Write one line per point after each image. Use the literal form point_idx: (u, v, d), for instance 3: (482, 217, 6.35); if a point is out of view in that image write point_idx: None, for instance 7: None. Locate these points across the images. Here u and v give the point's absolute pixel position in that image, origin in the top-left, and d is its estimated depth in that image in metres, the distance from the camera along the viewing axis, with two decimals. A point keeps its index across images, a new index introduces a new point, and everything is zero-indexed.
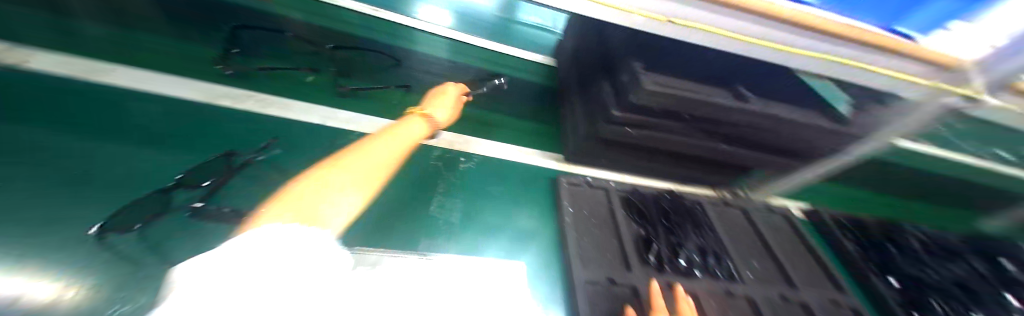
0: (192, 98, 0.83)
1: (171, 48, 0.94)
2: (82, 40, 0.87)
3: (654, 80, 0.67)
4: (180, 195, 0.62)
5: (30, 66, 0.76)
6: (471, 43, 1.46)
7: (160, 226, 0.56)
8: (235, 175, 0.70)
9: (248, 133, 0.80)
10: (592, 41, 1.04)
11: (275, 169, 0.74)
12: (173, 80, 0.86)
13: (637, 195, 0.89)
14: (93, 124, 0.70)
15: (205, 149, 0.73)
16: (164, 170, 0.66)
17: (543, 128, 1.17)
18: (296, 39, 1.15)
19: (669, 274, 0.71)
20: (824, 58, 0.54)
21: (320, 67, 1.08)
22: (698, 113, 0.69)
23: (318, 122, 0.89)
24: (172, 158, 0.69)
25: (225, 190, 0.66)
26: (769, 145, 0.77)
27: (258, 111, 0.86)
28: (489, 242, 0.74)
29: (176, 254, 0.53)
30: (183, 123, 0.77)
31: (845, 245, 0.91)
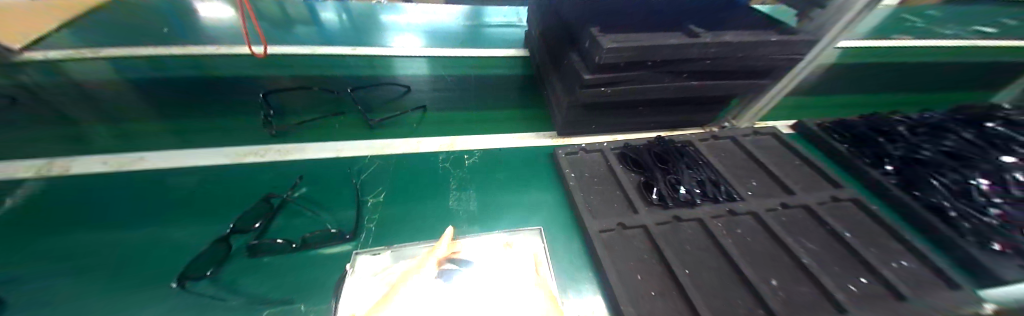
0: (214, 163, 0.93)
1: (183, 124, 1.05)
2: (107, 139, 0.98)
3: (612, 39, 0.74)
4: (237, 239, 0.73)
5: (74, 172, 0.87)
6: (446, 54, 1.57)
7: (230, 268, 0.68)
8: (277, 215, 0.80)
9: (268, 179, 0.89)
10: (552, 21, 1.12)
11: (307, 201, 0.84)
12: (193, 152, 0.96)
13: (630, 149, 0.96)
14: (142, 205, 0.81)
15: (241, 200, 0.83)
16: (214, 224, 0.77)
17: (529, 111, 1.25)
18: (319, 90, 1.25)
19: (673, 208, 0.78)
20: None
21: (346, 109, 1.19)
22: (659, 58, 0.76)
23: (331, 155, 0.99)
24: (217, 213, 0.80)
25: (272, 229, 0.77)
26: (733, 71, 0.82)
27: (278, 158, 0.96)
28: (507, 220, 0.82)
29: (248, 286, 0.65)
30: (214, 183, 0.87)
31: (834, 146, 0.96)
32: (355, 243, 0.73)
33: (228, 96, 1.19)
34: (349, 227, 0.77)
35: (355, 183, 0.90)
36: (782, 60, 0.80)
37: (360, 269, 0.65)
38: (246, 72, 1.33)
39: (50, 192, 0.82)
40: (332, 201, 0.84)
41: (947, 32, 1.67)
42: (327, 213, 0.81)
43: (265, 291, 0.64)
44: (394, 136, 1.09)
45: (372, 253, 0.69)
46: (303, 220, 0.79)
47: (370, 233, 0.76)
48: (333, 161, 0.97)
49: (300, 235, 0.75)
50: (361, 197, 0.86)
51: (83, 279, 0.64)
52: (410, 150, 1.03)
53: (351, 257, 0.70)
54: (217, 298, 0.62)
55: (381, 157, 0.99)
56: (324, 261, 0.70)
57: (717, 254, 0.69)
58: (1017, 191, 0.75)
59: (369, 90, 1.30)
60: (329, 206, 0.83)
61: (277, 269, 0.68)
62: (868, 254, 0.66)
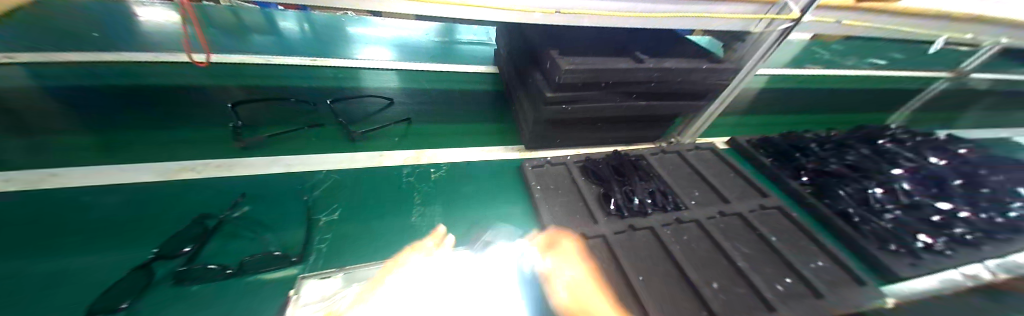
0: (147, 180, 0.85)
1: (112, 137, 0.95)
2: (11, 153, 0.85)
3: (568, 61, 0.81)
4: (159, 268, 0.66)
5: None
6: (417, 68, 1.58)
7: (152, 299, 0.60)
8: (212, 237, 0.73)
9: (209, 197, 0.83)
10: (517, 42, 1.19)
11: (253, 221, 0.78)
12: (124, 168, 0.87)
13: (592, 162, 1.01)
14: (48, 228, 0.70)
15: (174, 221, 0.75)
16: (138, 248, 0.69)
17: (498, 125, 1.28)
18: (296, 101, 1.24)
19: (628, 218, 0.84)
20: (676, 15, 0.70)
21: (325, 121, 1.18)
22: (611, 79, 0.83)
23: (284, 171, 0.94)
24: (143, 235, 0.72)
25: (207, 253, 0.70)
26: (677, 92, 0.92)
27: (225, 173, 0.90)
28: (472, 234, 0.82)
29: None
30: (143, 203, 0.79)
31: (762, 161, 1.09)
32: (303, 265, 0.69)
33: (172, 107, 1.11)
34: (297, 249, 0.73)
35: (307, 200, 0.86)
36: (716, 84, 0.92)
37: (305, 294, 0.60)
38: (191, 82, 1.24)
39: None
40: (282, 220, 0.80)
41: (850, 63, 2.00)
42: (273, 235, 0.75)
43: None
44: (358, 150, 1.06)
45: (320, 277, 0.65)
46: (243, 242, 0.73)
47: (321, 255, 0.72)
48: (284, 177, 0.92)
49: (239, 259, 0.69)
50: (314, 216, 0.81)
51: None
52: (371, 163, 1.01)
53: (296, 282, 0.65)
54: None
55: (343, 172, 0.96)
56: (266, 287, 0.64)
57: (668, 260, 0.75)
58: (904, 197, 0.89)
59: (349, 103, 1.31)
60: (278, 225, 0.78)
61: (209, 300, 0.61)
62: (791, 257, 0.75)
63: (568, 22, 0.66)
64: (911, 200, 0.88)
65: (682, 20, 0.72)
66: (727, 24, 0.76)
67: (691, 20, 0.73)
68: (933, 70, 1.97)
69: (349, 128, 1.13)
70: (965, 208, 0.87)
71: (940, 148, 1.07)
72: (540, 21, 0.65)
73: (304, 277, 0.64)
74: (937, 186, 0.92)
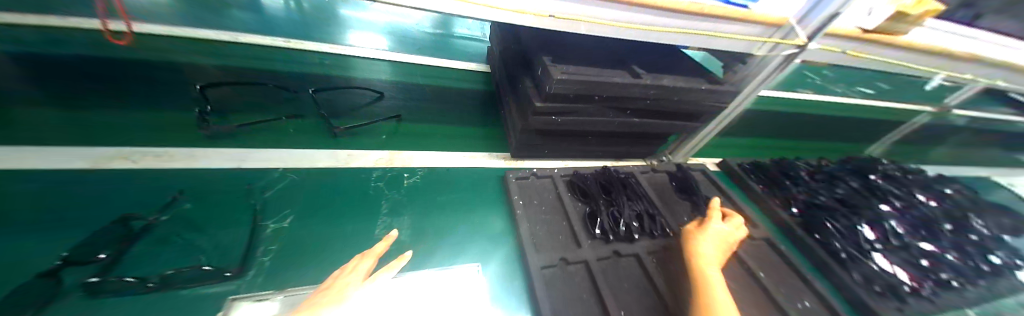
0: (74, 168, 0.74)
1: (43, 115, 0.84)
2: None
3: (561, 70, 0.75)
4: (71, 277, 0.57)
5: None
6: (405, 61, 1.49)
7: (60, 312, 0.52)
8: (136, 243, 0.65)
9: (148, 194, 0.74)
10: (510, 43, 1.13)
11: (189, 225, 0.71)
12: (52, 150, 0.76)
13: (578, 177, 0.96)
14: None
15: (95, 219, 0.66)
16: (44, 250, 0.59)
17: (486, 130, 1.22)
18: (274, 88, 1.15)
19: (612, 242, 0.79)
20: (678, 31, 0.65)
21: (306, 112, 1.10)
22: (604, 93, 0.78)
23: (230, 167, 0.85)
24: (57, 235, 0.62)
25: (128, 261, 0.62)
26: (671, 112, 0.88)
27: (167, 165, 0.80)
28: (436, 250, 0.76)
29: None
30: (67, 195, 0.69)
31: (752, 186, 1.08)
32: (242, 282, 0.63)
33: (120, 84, 0.99)
34: (233, 262, 0.66)
35: (255, 202, 0.78)
36: (710, 107, 0.89)
37: None
38: (148, 57, 1.13)
39: None
40: (223, 224, 0.73)
41: (840, 90, 2.02)
42: (209, 242, 0.69)
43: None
44: (330, 148, 0.99)
45: (255, 299, 0.61)
46: (178, 250, 0.66)
47: (263, 270, 0.66)
48: (236, 174, 0.83)
49: (164, 270, 0.62)
50: (260, 222, 0.74)
51: None
52: (338, 164, 0.93)
53: (226, 303, 0.59)
54: None
55: (305, 172, 0.88)
56: (195, 301, 0.58)
57: (651, 292, 0.71)
58: (895, 240, 0.88)
59: (335, 93, 1.22)
60: (220, 234, 0.71)
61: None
62: (778, 296, 0.73)
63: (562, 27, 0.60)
64: (901, 241, 0.88)
65: (685, 36, 0.67)
66: (730, 43, 0.72)
67: (694, 38, 0.68)
68: (918, 102, 2.01)
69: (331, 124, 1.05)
70: (951, 252, 0.87)
71: (927, 187, 1.08)
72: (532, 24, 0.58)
73: (236, 299, 0.59)
74: (926, 228, 0.93)
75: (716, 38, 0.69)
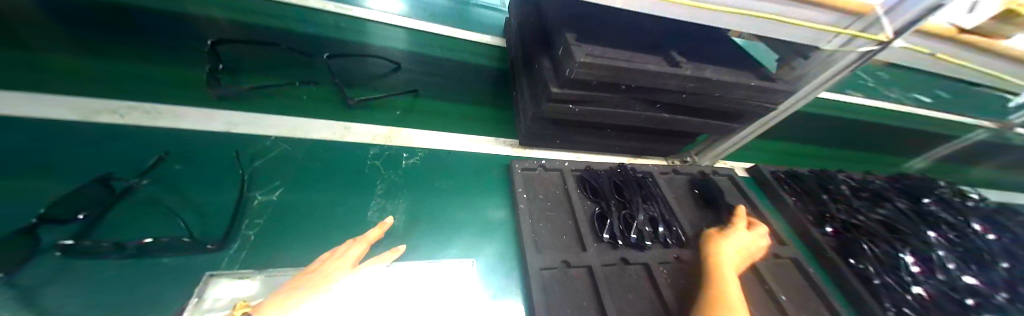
0: (53, 117, 0.70)
1: (34, 58, 0.79)
2: None
3: (586, 52, 0.65)
4: (49, 235, 0.54)
5: None
6: (419, 28, 1.37)
7: (38, 273, 0.49)
8: (116, 206, 0.61)
9: (130, 154, 0.70)
10: (530, 16, 1.01)
11: (175, 191, 0.67)
12: (39, 97, 0.72)
13: (590, 173, 0.88)
14: None
15: (76, 177, 0.63)
16: (19, 204, 0.56)
17: (498, 112, 1.13)
18: (287, 49, 1.08)
19: (621, 248, 0.72)
20: (737, 13, 0.53)
21: (320, 78, 1.03)
22: (634, 82, 0.68)
23: (221, 130, 0.80)
24: (36, 190, 0.59)
25: (109, 224, 0.58)
26: (704, 109, 0.79)
27: (150, 124, 0.75)
28: (427, 239, 0.70)
29: (46, 303, 0.46)
30: (51, 148, 0.65)
31: (783, 198, 0.99)
32: (223, 256, 0.58)
33: (117, 32, 0.94)
34: (215, 234, 0.62)
35: (242, 171, 0.73)
36: (749, 107, 0.79)
37: (213, 296, 0.52)
38: (146, 5, 1.06)
39: None
40: (209, 192, 0.68)
41: (894, 97, 1.82)
42: (193, 210, 0.65)
43: (64, 311, 0.46)
44: (331, 118, 0.92)
45: (235, 277, 0.56)
46: (162, 216, 0.62)
47: (248, 244, 0.61)
48: (226, 139, 0.78)
49: (143, 237, 0.58)
50: (248, 193, 0.70)
51: None
52: (333, 137, 0.87)
53: (202, 278, 0.54)
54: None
55: (300, 143, 0.83)
56: (174, 269, 0.55)
57: (658, 307, 0.65)
58: (940, 273, 0.78)
59: (352, 60, 1.14)
60: (204, 203, 0.66)
61: (103, 285, 0.50)
62: None
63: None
64: (948, 275, 0.78)
65: (744, 19, 0.55)
66: (793, 32, 0.60)
67: (753, 22, 0.56)
68: None
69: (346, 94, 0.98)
70: (1006, 293, 0.77)
71: (986, 218, 0.96)
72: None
73: (214, 276, 0.55)
74: (978, 264, 0.82)
75: (780, 24, 0.57)
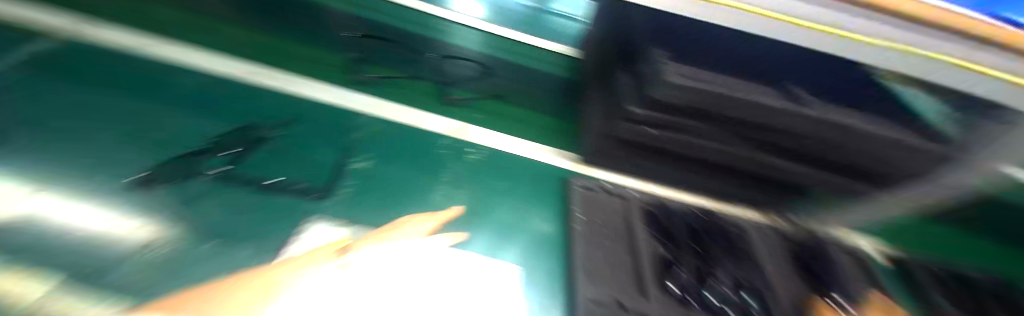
0: (224, 73, 0.98)
1: (214, 22, 1.05)
2: (154, 17, 1.03)
3: (678, 71, 0.56)
4: (208, 162, 0.75)
5: (137, 49, 0.98)
6: (492, 31, 1.18)
7: (193, 186, 0.69)
8: (260, 148, 0.82)
9: (268, 110, 0.92)
10: (599, 24, 0.90)
11: (296, 144, 0.86)
12: (218, 60, 1.00)
13: (661, 210, 0.79)
14: (163, 96, 0.89)
15: (232, 121, 0.87)
16: (192, 135, 0.81)
17: (564, 124, 1.08)
18: (396, 45, 1.13)
19: (695, 309, 0.60)
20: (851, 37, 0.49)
21: (424, 73, 1.11)
22: (737, 114, 0.58)
23: (334, 102, 0.98)
24: (205, 125, 0.84)
25: (251, 160, 0.78)
26: (824, 160, 0.65)
27: (284, 90, 0.97)
28: (484, 230, 0.76)
29: (201, 208, 0.66)
30: (217, 97, 0.92)
31: (930, 293, 0.79)
32: (321, 203, 0.72)
33: None
34: (323, 183, 0.77)
35: (350, 139, 0.90)
36: (885, 164, 0.64)
37: (306, 240, 0.65)
38: None
39: (111, 58, 0.95)
40: (317, 150, 0.86)
41: None
42: (307, 161, 0.82)
43: (211, 218, 0.64)
44: (415, 107, 1.03)
45: (331, 223, 0.69)
46: (289, 162, 0.81)
47: (344, 198, 0.75)
48: (337, 111, 0.96)
49: (274, 175, 0.77)
50: (349, 158, 0.84)
51: (42, 151, 0.67)
52: (412, 123, 0.98)
53: (306, 215, 0.69)
54: (170, 208, 0.64)
55: (393, 123, 0.97)
56: (280, 204, 0.70)
57: None
58: None
59: (452, 62, 1.15)
60: (316, 160, 0.83)
61: (235, 204, 0.68)
62: None
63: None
64: None
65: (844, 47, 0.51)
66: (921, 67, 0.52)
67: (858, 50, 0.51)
68: None
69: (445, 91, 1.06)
70: None
71: None
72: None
73: (315, 219, 0.69)
74: None
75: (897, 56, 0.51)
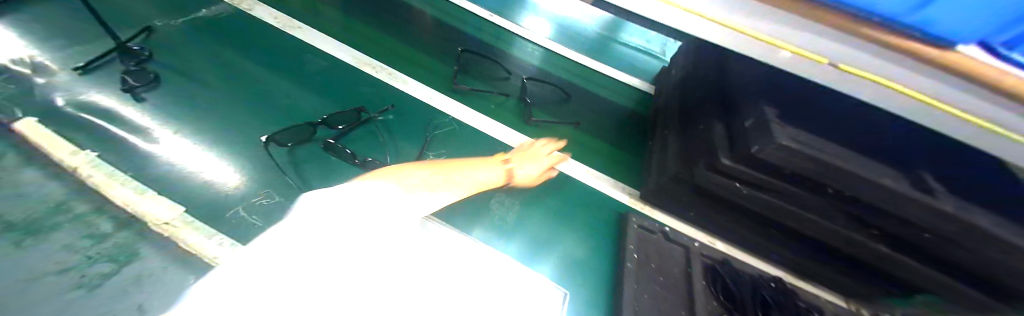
0: (345, 61, 1.21)
1: (357, 26, 1.38)
2: (317, 17, 1.38)
3: (788, 133, 0.56)
4: (320, 131, 0.95)
5: (293, 33, 1.27)
6: (571, 58, 1.42)
7: (304, 150, 0.90)
8: (360, 127, 0.99)
9: (371, 96, 1.10)
10: (708, 74, 0.93)
11: (384, 130, 1.00)
12: (347, 51, 1.25)
13: (726, 268, 0.74)
14: (299, 73, 1.13)
15: (343, 103, 1.06)
16: (311, 111, 1.02)
17: (625, 156, 1.08)
18: (491, 62, 1.30)
19: None
20: (1002, 133, 0.43)
21: (510, 91, 1.21)
22: (853, 191, 0.56)
23: (424, 101, 1.12)
24: (322, 103, 1.05)
25: (350, 137, 0.96)
26: (939, 258, 0.57)
27: (383, 82, 1.16)
28: (529, 246, 0.81)
29: (305, 171, 0.86)
30: (335, 81, 1.13)
31: None
32: None
33: (390, 18, 1.45)
34: None
35: (427, 135, 1.01)
36: None
37: None
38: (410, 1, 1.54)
39: (274, 37, 1.24)
40: (405, 138, 0.99)
41: None
42: (391, 147, 0.96)
43: (311, 181, 0.84)
44: (485, 115, 1.12)
45: None
46: (380, 144, 0.96)
47: None
48: (424, 109, 1.10)
49: (364, 155, 0.92)
50: (425, 151, 0.97)
51: (193, 106, 0.94)
52: (484, 129, 1.06)
53: None
54: (279, 166, 0.84)
55: (464, 126, 1.06)
56: None
57: None
58: None
59: (542, 85, 1.25)
60: (401, 148, 0.97)
61: (333, 174, 0.87)
62: None
63: (833, 83, 0.46)
64: None
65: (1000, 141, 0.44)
66: None
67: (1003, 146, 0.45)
68: None
69: (530, 113, 1.11)
70: None
71: None
72: (786, 66, 0.46)
73: None
74: None
75: None
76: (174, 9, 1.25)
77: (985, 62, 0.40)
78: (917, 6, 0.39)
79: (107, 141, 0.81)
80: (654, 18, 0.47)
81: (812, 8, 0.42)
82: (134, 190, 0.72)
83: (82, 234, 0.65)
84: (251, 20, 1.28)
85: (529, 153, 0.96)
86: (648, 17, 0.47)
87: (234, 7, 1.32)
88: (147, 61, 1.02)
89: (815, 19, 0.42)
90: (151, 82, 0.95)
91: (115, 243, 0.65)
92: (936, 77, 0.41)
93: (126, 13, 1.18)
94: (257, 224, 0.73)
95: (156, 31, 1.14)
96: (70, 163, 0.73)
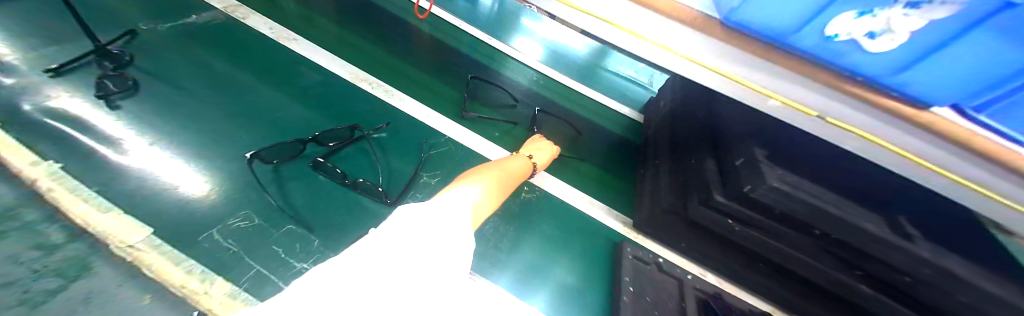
0: (341, 76, 1.19)
1: (354, 41, 1.37)
2: (314, 30, 1.36)
3: (779, 175, 0.59)
4: (311, 148, 0.92)
5: (288, 45, 1.25)
6: (564, 82, 1.45)
7: (291, 167, 0.87)
8: (352, 144, 0.97)
9: (366, 113, 1.08)
10: (698, 109, 0.98)
11: (376, 149, 0.98)
12: (343, 66, 1.24)
13: (719, 302, 0.75)
14: (293, 86, 1.10)
15: (336, 120, 1.03)
16: (303, 126, 0.99)
17: (618, 183, 1.09)
18: (494, 86, 1.31)
19: None
20: (974, 188, 0.47)
21: (518, 120, 1.21)
22: (838, 233, 0.59)
23: (421, 121, 1.11)
24: (315, 119, 1.02)
25: (341, 155, 0.94)
26: (914, 298, 0.60)
27: (379, 99, 1.14)
28: (523, 276, 0.79)
29: (290, 191, 0.82)
30: (328, 96, 1.11)
31: None
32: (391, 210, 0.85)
33: (387, 34, 1.45)
34: (394, 192, 0.89)
35: (422, 155, 1.00)
36: None
37: None
38: (408, 19, 1.56)
39: (267, 48, 1.21)
40: (398, 158, 0.98)
41: None
42: (383, 167, 0.94)
43: (297, 201, 0.81)
44: (482, 137, 1.12)
45: None
46: (371, 163, 0.94)
47: None
48: (420, 128, 1.09)
49: (355, 175, 0.90)
50: (420, 172, 0.95)
51: (176, 116, 0.89)
52: (481, 152, 1.06)
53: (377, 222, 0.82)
54: (263, 186, 0.80)
55: (460, 148, 1.06)
56: (351, 204, 0.84)
57: None
58: None
59: (549, 114, 1.26)
60: (394, 168, 0.95)
61: (321, 194, 0.84)
62: None
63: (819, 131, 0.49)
64: None
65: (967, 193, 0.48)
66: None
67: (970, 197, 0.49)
68: None
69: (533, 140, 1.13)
70: None
71: None
72: (771, 112, 0.50)
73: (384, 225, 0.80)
74: None
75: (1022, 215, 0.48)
76: (162, 13, 1.21)
77: (953, 121, 0.44)
78: (898, 70, 0.43)
79: (74, 152, 0.75)
80: (657, 62, 0.49)
81: (799, 63, 0.45)
82: (96, 206, 0.66)
83: (31, 243, 0.55)
84: (244, 29, 1.25)
85: (538, 141, 1.03)
86: (651, 59, 0.49)
87: (228, 15, 1.29)
88: (130, 66, 0.97)
89: (803, 73, 0.45)
90: (130, 89, 0.90)
91: (66, 256, 0.57)
92: (910, 132, 0.46)
93: (111, 14, 1.13)
94: (231, 250, 0.69)
95: (141, 35, 1.09)
96: (28, 173, 0.65)
